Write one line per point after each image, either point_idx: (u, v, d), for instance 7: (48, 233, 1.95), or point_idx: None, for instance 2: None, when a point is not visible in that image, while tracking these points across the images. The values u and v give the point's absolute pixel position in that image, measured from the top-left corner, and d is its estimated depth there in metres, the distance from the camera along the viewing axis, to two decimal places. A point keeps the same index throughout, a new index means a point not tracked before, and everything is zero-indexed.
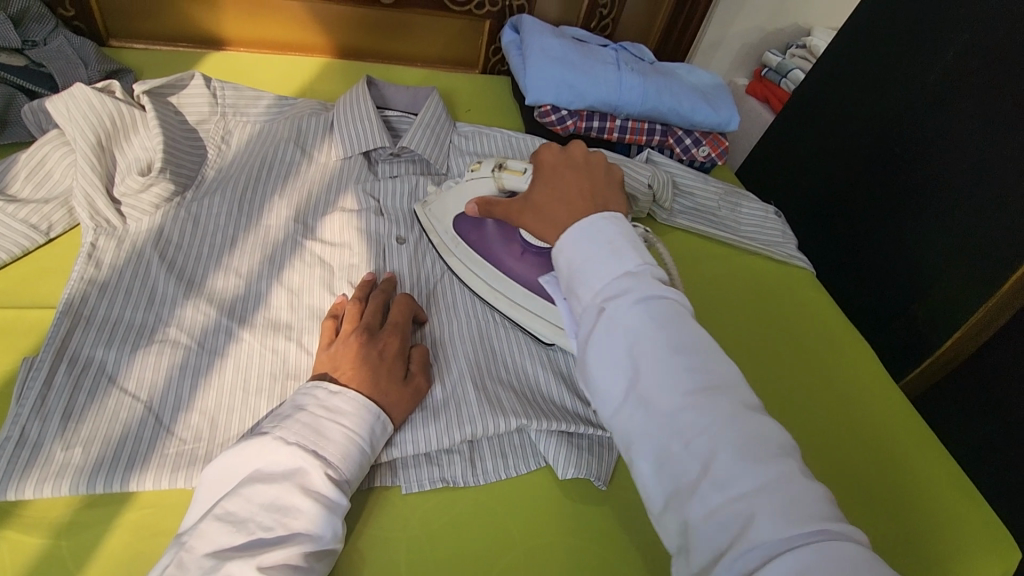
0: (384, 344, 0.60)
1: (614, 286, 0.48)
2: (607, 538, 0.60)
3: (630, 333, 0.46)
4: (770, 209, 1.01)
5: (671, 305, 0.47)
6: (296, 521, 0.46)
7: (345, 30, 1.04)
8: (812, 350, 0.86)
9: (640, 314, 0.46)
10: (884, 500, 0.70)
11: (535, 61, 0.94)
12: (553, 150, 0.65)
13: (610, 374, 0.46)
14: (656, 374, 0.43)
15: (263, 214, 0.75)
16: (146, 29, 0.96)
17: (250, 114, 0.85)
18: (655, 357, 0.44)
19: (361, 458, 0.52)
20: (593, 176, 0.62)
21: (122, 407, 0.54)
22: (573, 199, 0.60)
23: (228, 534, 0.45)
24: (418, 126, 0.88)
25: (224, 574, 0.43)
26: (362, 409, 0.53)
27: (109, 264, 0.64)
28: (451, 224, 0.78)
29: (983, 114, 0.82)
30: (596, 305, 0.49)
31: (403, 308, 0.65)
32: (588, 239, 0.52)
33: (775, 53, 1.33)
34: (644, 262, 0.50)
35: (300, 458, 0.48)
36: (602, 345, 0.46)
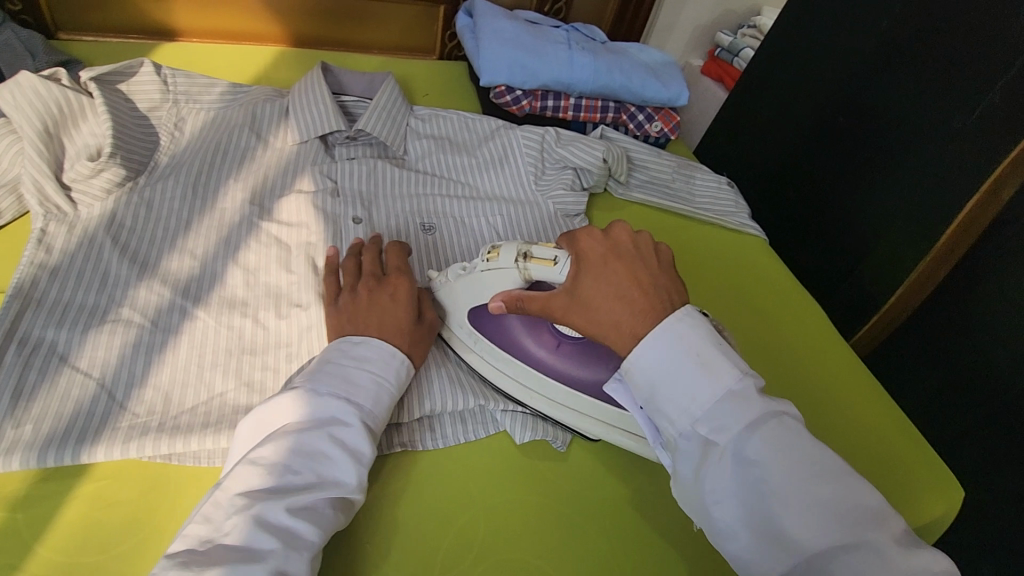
0: (391, 289, 0.61)
1: (721, 415, 0.45)
2: (564, 492, 0.62)
3: (748, 463, 0.44)
4: (723, 180, 1.04)
5: (781, 422, 0.45)
6: (325, 467, 0.49)
7: (299, 19, 1.04)
8: (781, 318, 0.88)
9: (756, 440, 0.44)
10: (859, 451, 0.73)
11: (488, 42, 0.95)
12: (595, 234, 0.55)
13: (731, 505, 0.44)
14: (796, 511, 0.42)
15: (218, 198, 0.76)
16: (95, 21, 0.95)
17: (203, 101, 0.85)
18: (785, 489, 0.42)
19: (389, 402, 0.55)
20: (647, 266, 0.53)
21: (74, 384, 0.55)
22: (635, 294, 0.51)
23: (259, 477, 0.47)
24: (373, 109, 0.89)
25: (255, 513, 0.45)
26: (388, 357, 0.56)
27: (60, 249, 0.64)
28: (467, 319, 0.65)
29: (917, 79, 0.86)
30: (698, 435, 0.46)
31: (399, 257, 0.66)
32: (672, 352, 0.48)
33: (726, 33, 1.36)
34: (739, 373, 0.47)
35: (333, 406, 0.51)
36: (716, 478, 0.44)
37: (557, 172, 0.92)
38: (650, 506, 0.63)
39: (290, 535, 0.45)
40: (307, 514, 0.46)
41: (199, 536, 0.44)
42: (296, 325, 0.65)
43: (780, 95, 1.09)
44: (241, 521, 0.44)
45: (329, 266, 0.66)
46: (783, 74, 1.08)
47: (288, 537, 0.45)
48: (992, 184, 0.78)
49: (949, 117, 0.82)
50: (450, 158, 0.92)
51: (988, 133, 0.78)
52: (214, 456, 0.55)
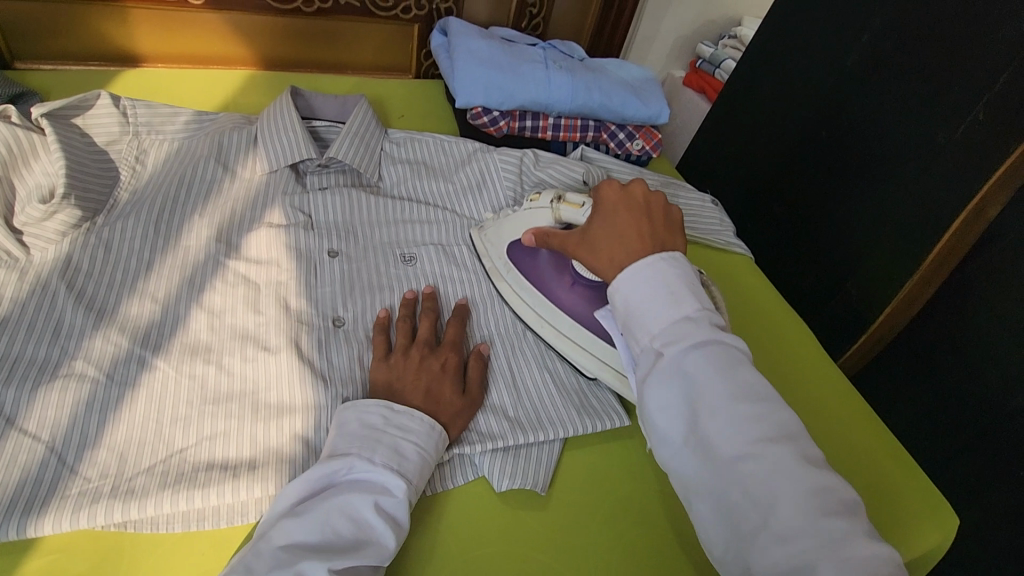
0: (443, 358, 0.65)
1: (675, 332, 0.49)
2: (545, 540, 0.59)
3: (686, 374, 0.47)
4: (706, 198, 1.02)
5: (727, 351, 0.48)
6: (367, 534, 0.49)
7: (268, 40, 1.01)
8: (772, 333, 0.88)
9: (699, 359, 0.47)
10: (851, 469, 0.72)
11: (463, 63, 0.93)
12: (615, 187, 0.63)
13: (668, 415, 0.47)
14: (720, 423, 0.44)
15: (182, 235, 0.73)
16: (53, 48, 0.92)
17: (167, 131, 0.81)
18: (717, 402, 0.45)
19: (430, 473, 0.55)
20: (652, 218, 0.58)
21: (21, 449, 0.52)
22: (631, 236, 0.57)
23: (303, 534, 0.47)
24: (345, 135, 0.85)
25: (298, 570, 0.44)
26: (428, 430, 0.56)
27: (10, 298, 0.61)
28: (506, 251, 0.79)
29: (902, 94, 0.84)
30: (653, 349, 0.49)
31: (456, 328, 0.69)
32: (645, 280, 0.52)
33: (708, 44, 1.35)
34: (701, 306, 0.50)
35: (384, 475, 0.51)
36: (660, 386, 0.47)
37: None
38: (635, 550, 0.60)
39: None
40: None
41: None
42: (263, 373, 0.62)
43: (762, 109, 1.07)
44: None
45: (380, 324, 0.67)
46: (764, 88, 1.06)
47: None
48: (977, 205, 0.78)
49: (932, 133, 0.81)
50: (427, 185, 0.89)
51: (974, 151, 0.77)
52: (172, 521, 0.52)
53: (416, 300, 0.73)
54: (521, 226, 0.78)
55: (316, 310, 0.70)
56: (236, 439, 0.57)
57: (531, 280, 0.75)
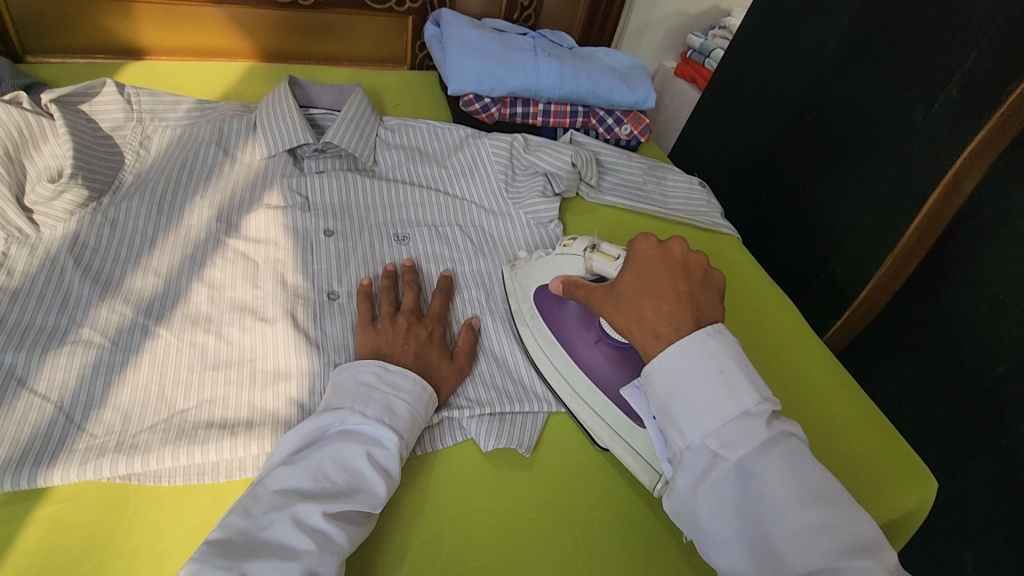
0: (429, 329, 0.68)
1: (736, 433, 0.49)
2: (530, 498, 0.61)
3: (751, 479, 0.48)
4: (695, 181, 1.05)
5: (788, 449, 0.49)
6: (360, 483, 0.52)
7: (267, 34, 1.05)
8: (758, 317, 0.88)
9: (763, 460, 0.48)
10: (840, 450, 0.72)
11: (455, 52, 0.96)
12: (651, 242, 0.61)
13: (723, 518, 0.48)
14: (789, 529, 0.46)
15: (184, 215, 0.76)
16: (61, 41, 0.95)
17: (169, 118, 0.85)
18: (780, 505, 0.46)
19: (419, 429, 0.58)
20: (688, 283, 0.58)
21: (32, 408, 0.55)
22: (669, 301, 0.57)
23: (298, 480, 0.50)
24: (341, 122, 0.89)
25: (291, 512, 0.48)
26: (419, 390, 0.59)
27: (21, 272, 0.64)
28: (533, 295, 0.74)
29: (880, 77, 0.87)
30: (706, 448, 0.50)
31: (440, 301, 0.73)
32: (694, 368, 0.52)
33: (698, 35, 1.37)
34: (759, 398, 0.50)
35: (377, 428, 0.54)
36: (716, 488, 0.49)
37: (528, 177, 0.93)
38: (616, 512, 0.62)
39: (325, 540, 0.48)
40: (343, 526, 0.49)
41: (238, 527, 0.47)
42: (260, 343, 0.65)
43: (749, 95, 1.09)
44: (280, 518, 0.48)
45: (364, 291, 0.70)
46: (750, 74, 1.09)
47: (322, 539, 0.47)
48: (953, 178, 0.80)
49: (909, 112, 0.83)
50: (421, 169, 0.92)
51: (949, 128, 0.79)
52: (174, 474, 0.55)
53: (398, 274, 0.76)
54: (544, 271, 0.74)
55: (312, 285, 0.73)
56: (235, 401, 0.60)
57: (553, 330, 0.71)
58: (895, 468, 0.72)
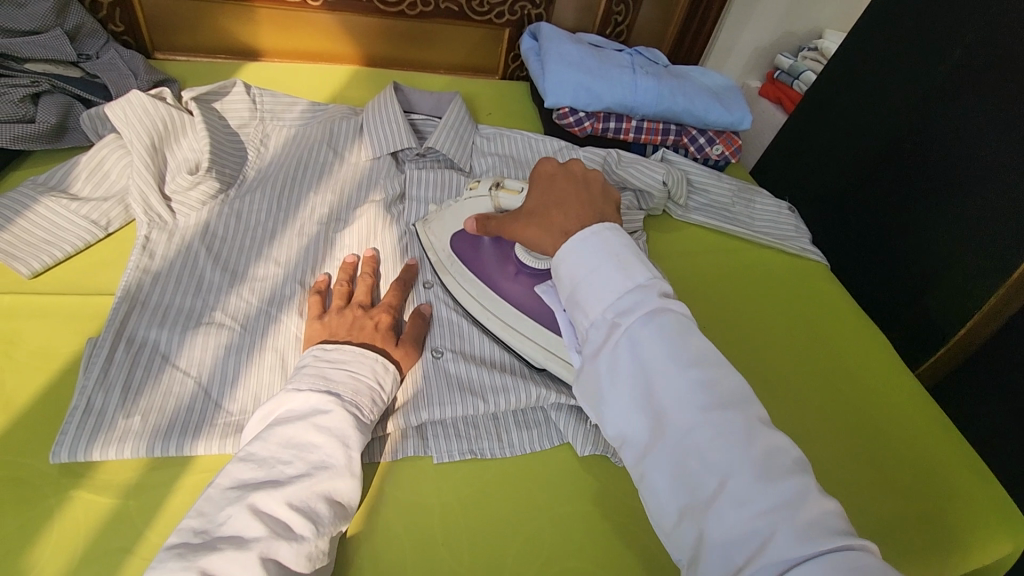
0: (376, 317, 0.66)
1: (627, 301, 0.49)
2: (629, 508, 0.63)
3: (640, 345, 0.47)
4: (783, 204, 1.04)
5: (677, 318, 0.48)
6: (314, 455, 0.52)
7: (373, 41, 1.10)
8: (823, 348, 0.87)
9: (652, 327, 0.47)
10: (911, 492, 0.71)
11: (554, 65, 0.98)
12: (553, 163, 0.65)
13: (619, 389, 0.47)
14: (673, 389, 0.44)
15: (300, 209, 0.81)
16: (188, 42, 1.02)
17: (286, 118, 0.90)
18: (670, 377, 0.45)
19: (372, 396, 0.58)
20: (589, 192, 0.61)
21: (175, 382, 0.59)
22: (573, 206, 0.60)
23: (251, 472, 0.50)
24: (443, 128, 0.93)
25: (250, 503, 0.48)
26: (359, 359, 0.59)
27: (161, 255, 0.69)
28: (448, 243, 0.75)
29: (992, 110, 0.85)
30: (605, 320, 0.49)
31: (393, 292, 0.70)
32: (593, 250, 0.52)
33: (787, 56, 1.36)
34: (651, 274, 0.51)
35: (314, 398, 0.55)
36: (613, 362, 0.48)
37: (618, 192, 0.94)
38: None
39: (282, 525, 0.48)
40: (303, 510, 0.49)
41: (193, 528, 0.47)
42: None
43: (842, 118, 1.08)
44: (237, 511, 0.48)
45: (318, 287, 0.70)
46: (846, 100, 1.07)
47: (279, 527, 0.47)
48: None
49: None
50: (515, 176, 0.95)
51: None
52: None
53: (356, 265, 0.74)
54: (459, 215, 0.76)
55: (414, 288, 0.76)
56: None
57: (474, 271, 0.73)
58: (957, 507, 0.70)
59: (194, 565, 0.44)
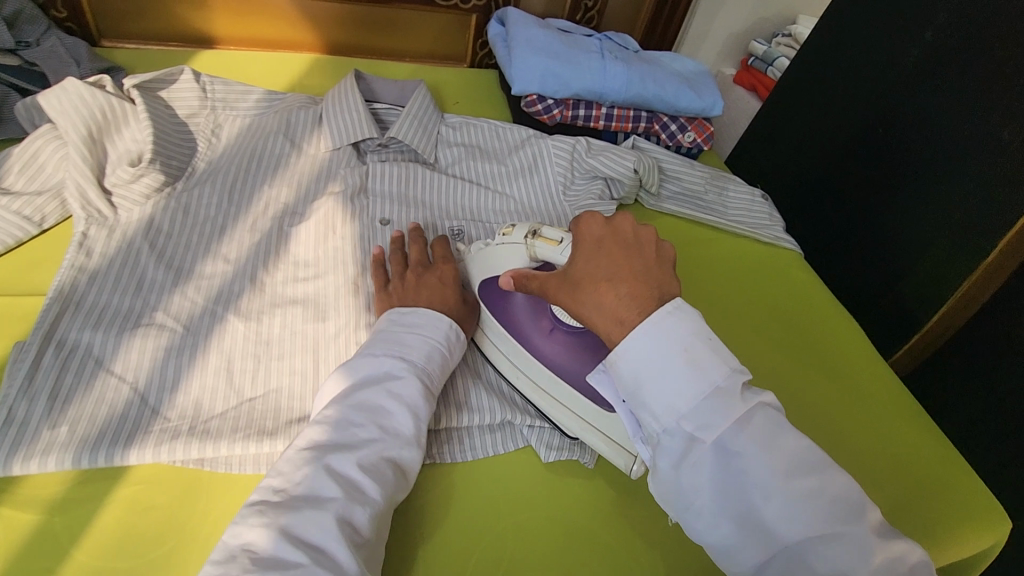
0: (442, 273, 0.67)
1: (708, 412, 0.44)
2: (593, 509, 0.60)
3: (733, 458, 0.44)
4: (756, 192, 1.02)
5: (765, 418, 0.45)
6: (387, 421, 0.52)
7: (334, 27, 1.06)
8: (803, 333, 0.86)
9: (741, 436, 0.44)
10: (895, 477, 0.70)
11: (520, 51, 0.95)
12: (598, 220, 0.54)
13: (704, 498, 0.44)
14: (777, 507, 0.42)
15: (253, 203, 0.77)
16: (138, 29, 0.98)
17: (240, 108, 0.86)
18: (767, 487, 0.43)
19: (442, 363, 0.58)
20: (644, 259, 0.51)
21: (109, 389, 0.55)
22: (628, 283, 0.49)
23: (324, 434, 0.50)
24: (405, 117, 0.89)
25: (326, 464, 0.48)
26: (434, 323, 0.59)
27: (100, 253, 0.65)
28: (478, 293, 0.68)
29: (966, 92, 0.83)
30: (682, 432, 0.45)
31: (441, 247, 0.71)
32: (659, 345, 0.46)
33: (761, 41, 1.34)
34: (729, 369, 0.46)
35: (389, 362, 0.54)
36: (695, 474, 0.44)
37: (587, 182, 0.92)
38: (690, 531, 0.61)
39: (355, 490, 0.47)
40: (374, 474, 0.49)
41: (273, 487, 0.47)
42: (323, 333, 0.65)
43: (816, 104, 1.07)
44: (312, 471, 0.47)
45: (375, 260, 0.68)
46: (819, 85, 1.06)
47: (351, 490, 0.47)
48: None
49: (996, 132, 0.79)
50: (480, 166, 0.92)
51: None
52: (244, 462, 0.54)
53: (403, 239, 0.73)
54: (489, 261, 0.67)
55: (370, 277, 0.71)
56: (301, 390, 0.60)
57: (507, 327, 0.65)
58: (953, 492, 0.70)
59: (275, 524, 0.44)
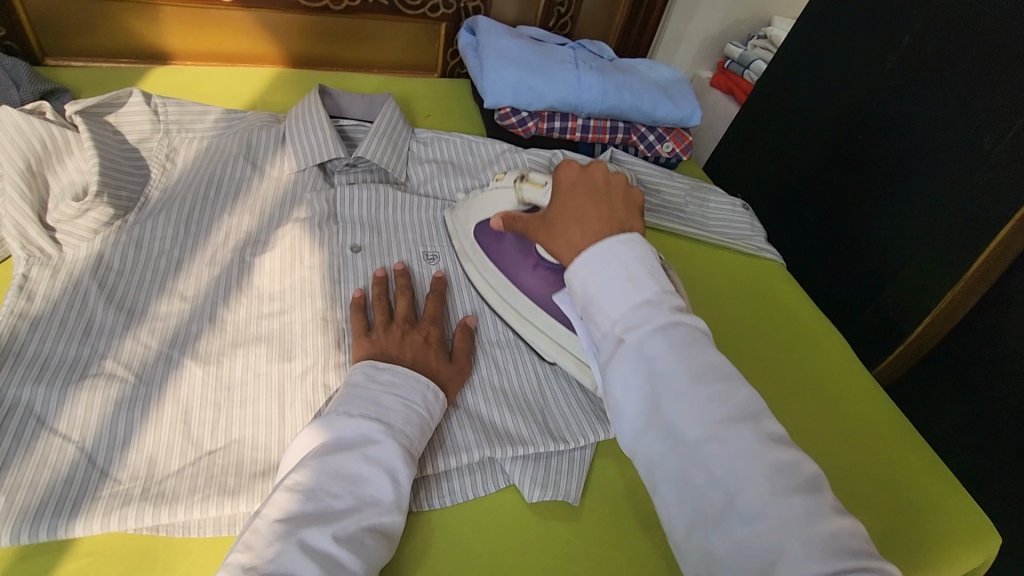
0: (426, 331, 0.64)
1: (634, 317, 0.46)
2: (579, 552, 0.57)
3: (649, 361, 0.44)
4: (737, 202, 1.00)
5: (689, 332, 0.45)
6: (363, 489, 0.49)
7: (297, 39, 1.01)
8: (790, 346, 0.84)
9: (659, 340, 0.44)
10: (886, 496, 0.68)
11: (492, 63, 0.92)
12: (575, 166, 0.60)
13: (626, 400, 0.44)
14: (687, 409, 0.42)
15: (212, 233, 0.72)
16: (85, 46, 0.92)
17: (197, 130, 0.81)
18: (678, 383, 0.42)
19: (421, 424, 0.54)
20: (610, 199, 0.57)
21: (53, 450, 0.51)
22: (591, 218, 0.55)
23: (297, 503, 0.46)
24: (374, 134, 0.85)
25: (302, 538, 0.44)
26: (413, 383, 0.56)
27: (42, 296, 0.60)
28: (473, 233, 0.77)
29: (946, 99, 0.82)
30: (612, 334, 0.46)
31: (435, 305, 0.68)
32: (603, 264, 0.49)
33: (737, 44, 1.32)
34: (664, 289, 0.48)
35: (365, 424, 0.51)
36: (619, 375, 0.45)
37: None
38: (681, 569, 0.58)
39: (333, 564, 0.44)
40: (352, 545, 0.45)
41: (241, 564, 0.42)
42: (288, 375, 0.61)
43: (794, 110, 1.05)
44: (286, 547, 0.43)
45: (354, 304, 0.65)
46: (797, 91, 1.04)
47: (330, 564, 0.44)
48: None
49: (977, 139, 0.78)
50: (454, 184, 0.88)
51: (1019, 157, 0.74)
52: (204, 525, 0.50)
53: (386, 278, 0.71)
54: (487, 205, 0.76)
55: (340, 309, 0.67)
56: (264, 440, 0.56)
57: (496, 264, 0.74)
58: (944, 509, 0.68)
59: None
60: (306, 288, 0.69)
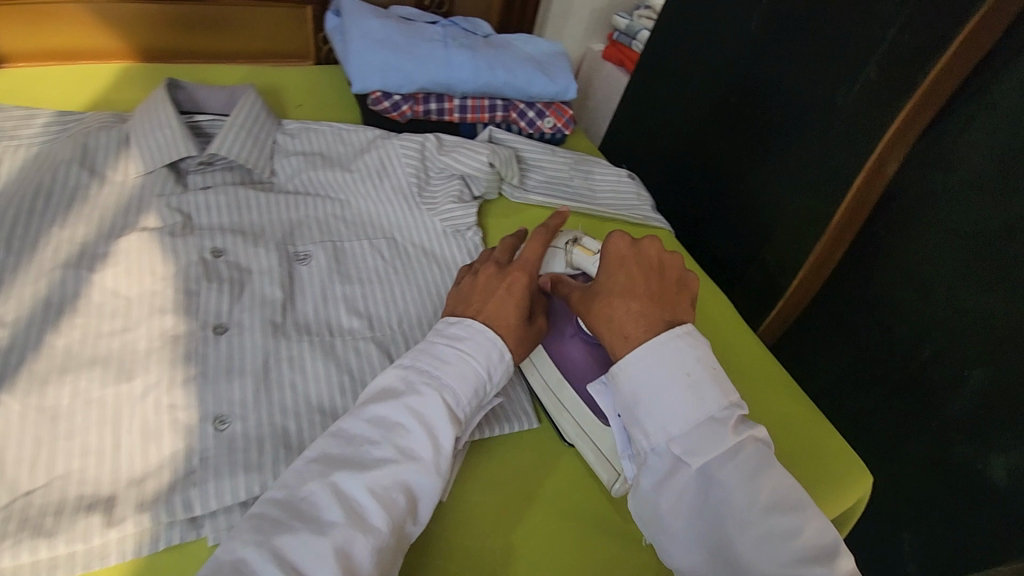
0: (516, 278, 0.58)
1: (698, 439, 0.47)
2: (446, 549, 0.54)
3: (713, 486, 0.46)
4: (623, 172, 1.00)
5: (755, 454, 0.47)
6: (403, 440, 0.49)
7: (144, 31, 0.93)
8: None
9: (728, 467, 0.46)
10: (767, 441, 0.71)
11: (356, 46, 0.87)
12: (626, 239, 0.56)
13: (680, 515, 0.47)
14: (752, 541, 0.45)
15: (38, 248, 0.65)
16: None
17: (22, 136, 0.74)
18: (743, 513, 0.45)
19: (477, 385, 0.53)
20: (660, 284, 0.54)
21: None
22: (641, 304, 0.52)
23: (337, 446, 0.49)
24: (228, 128, 0.79)
25: (334, 480, 0.46)
26: (480, 338, 0.54)
27: None
28: None
29: (806, 59, 0.83)
30: (669, 451, 0.48)
31: (538, 244, 0.60)
32: (665, 368, 0.49)
33: (623, 15, 1.30)
34: (726, 404, 0.48)
35: (410, 376, 0.51)
36: (674, 494, 0.47)
37: (443, 180, 0.85)
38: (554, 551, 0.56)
39: (360, 511, 0.45)
40: (384, 498, 0.46)
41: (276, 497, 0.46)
42: (126, 397, 0.56)
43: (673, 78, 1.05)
44: (319, 486, 0.46)
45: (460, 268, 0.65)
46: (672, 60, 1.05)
47: (356, 513, 0.45)
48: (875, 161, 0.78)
49: (834, 93, 0.81)
50: (324, 175, 0.83)
51: (870, 109, 0.77)
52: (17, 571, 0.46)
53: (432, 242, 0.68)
54: None
55: (192, 320, 0.63)
56: (96, 473, 0.52)
57: None
58: (824, 454, 0.71)
59: (269, 542, 0.43)
60: (152, 301, 0.64)
